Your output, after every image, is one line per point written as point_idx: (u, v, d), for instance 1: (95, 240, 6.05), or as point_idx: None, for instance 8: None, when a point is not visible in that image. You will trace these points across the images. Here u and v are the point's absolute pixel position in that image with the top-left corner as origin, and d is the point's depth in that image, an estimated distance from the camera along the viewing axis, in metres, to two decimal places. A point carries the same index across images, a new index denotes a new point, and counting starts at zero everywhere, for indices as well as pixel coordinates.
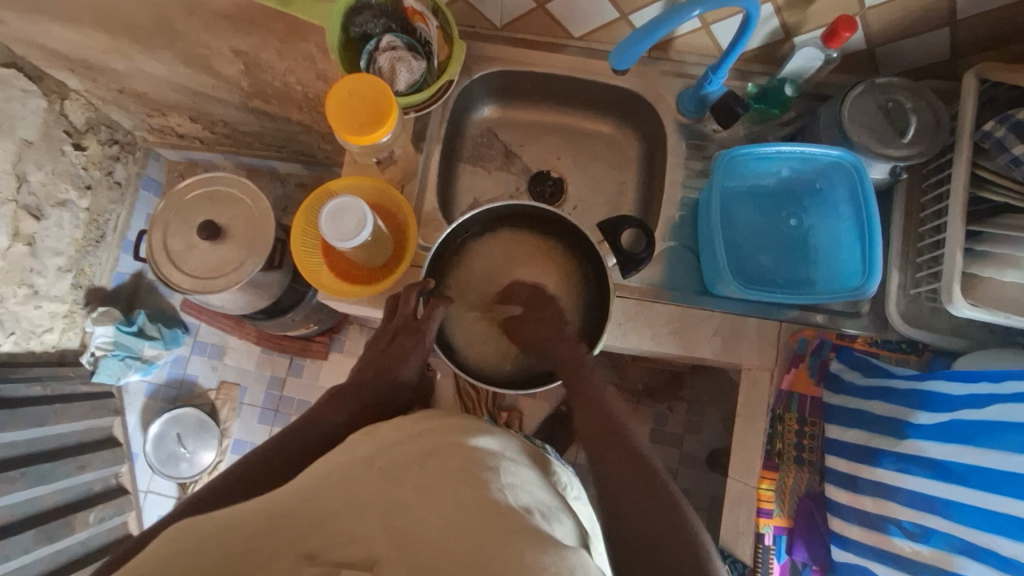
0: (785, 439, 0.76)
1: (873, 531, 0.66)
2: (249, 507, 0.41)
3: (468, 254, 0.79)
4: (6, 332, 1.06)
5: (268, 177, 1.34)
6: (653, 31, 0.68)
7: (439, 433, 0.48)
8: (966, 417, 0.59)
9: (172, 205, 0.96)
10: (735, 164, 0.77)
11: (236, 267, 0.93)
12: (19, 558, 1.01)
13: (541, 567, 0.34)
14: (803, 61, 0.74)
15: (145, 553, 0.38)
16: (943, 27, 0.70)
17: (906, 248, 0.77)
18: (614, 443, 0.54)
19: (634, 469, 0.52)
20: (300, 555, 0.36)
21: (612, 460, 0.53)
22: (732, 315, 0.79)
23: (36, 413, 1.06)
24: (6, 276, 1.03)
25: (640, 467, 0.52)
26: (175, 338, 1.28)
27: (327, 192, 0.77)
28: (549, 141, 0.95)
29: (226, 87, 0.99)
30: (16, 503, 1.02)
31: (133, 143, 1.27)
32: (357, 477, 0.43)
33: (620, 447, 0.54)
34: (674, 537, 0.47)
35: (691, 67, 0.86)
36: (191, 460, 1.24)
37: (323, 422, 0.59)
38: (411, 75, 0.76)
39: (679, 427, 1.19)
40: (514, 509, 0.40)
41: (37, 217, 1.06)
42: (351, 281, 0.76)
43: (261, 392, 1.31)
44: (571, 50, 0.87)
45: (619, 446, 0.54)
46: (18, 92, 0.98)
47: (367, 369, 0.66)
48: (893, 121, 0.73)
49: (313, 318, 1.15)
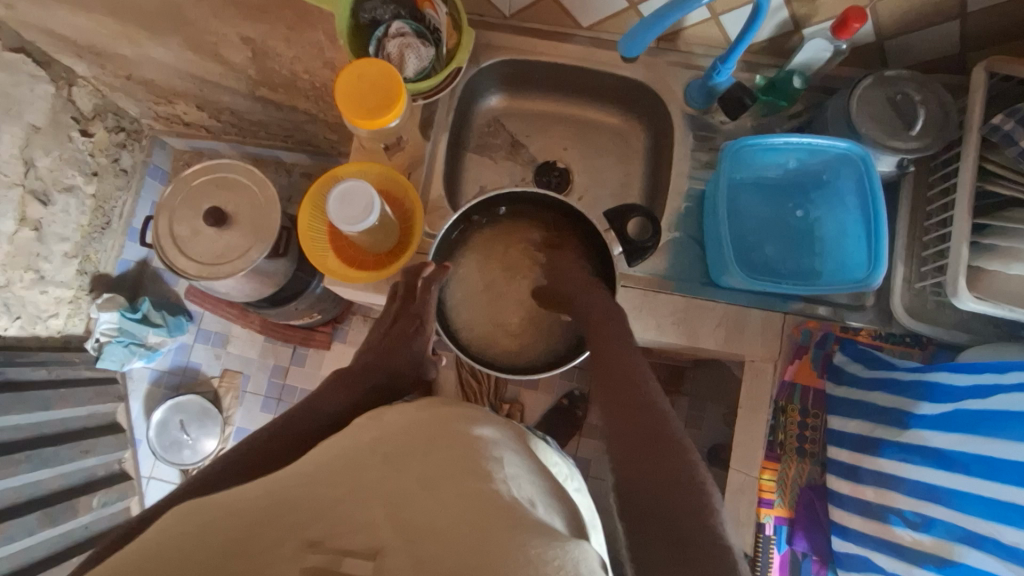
0: (787, 430, 0.76)
1: (874, 521, 0.66)
2: (253, 490, 0.41)
3: (472, 249, 0.80)
4: (12, 316, 1.06)
5: (273, 167, 1.35)
6: (662, 19, 0.68)
7: (444, 422, 0.48)
8: (970, 407, 0.59)
9: (179, 191, 0.97)
10: (742, 155, 0.77)
11: (241, 253, 0.93)
12: (23, 540, 1.02)
13: (543, 560, 0.34)
14: (812, 52, 0.73)
15: (149, 535, 0.38)
16: (954, 20, 0.70)
17: (912, 242, 0.77)
18: (634, 411, 0.53)
19: (656, 440, 0.50)
20: (302, 541, 0.36)
21: (636, 426, 0.51)
22: (735, 306, 0.79)
23: (41, 397, 1.07)
24: (12, 260, 1.03)
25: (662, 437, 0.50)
26: (179, 325, 1.28)
27: (334, 177, 0.78)
28: (555, 132, 0.95)
29: (234, 75, 0.99)
30: (21, 485, 1.02)
31: (139, 131, 1.27)
32: (359, 463, 0.43)
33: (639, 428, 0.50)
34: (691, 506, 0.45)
35: (700, 59, 0.86)
36: (194, 447, 1.24)
37: (328, 406, 0.60)
38: (419, 62, 0.76)
39: (680, 422, 1.19)
40: (514, 502, 0.40)
41: (43, 202, 1.06)
42: (357, 267, 0.77)
43: (263, 381, 1.32)
44: (579, 41, 0.87)
45: (634, 422, 0.52)
46: (26, 77, 0.99)
47: (371, 352, 0.67)
48: (902, 113, 0.73)
49: (316, 307, 1.15)
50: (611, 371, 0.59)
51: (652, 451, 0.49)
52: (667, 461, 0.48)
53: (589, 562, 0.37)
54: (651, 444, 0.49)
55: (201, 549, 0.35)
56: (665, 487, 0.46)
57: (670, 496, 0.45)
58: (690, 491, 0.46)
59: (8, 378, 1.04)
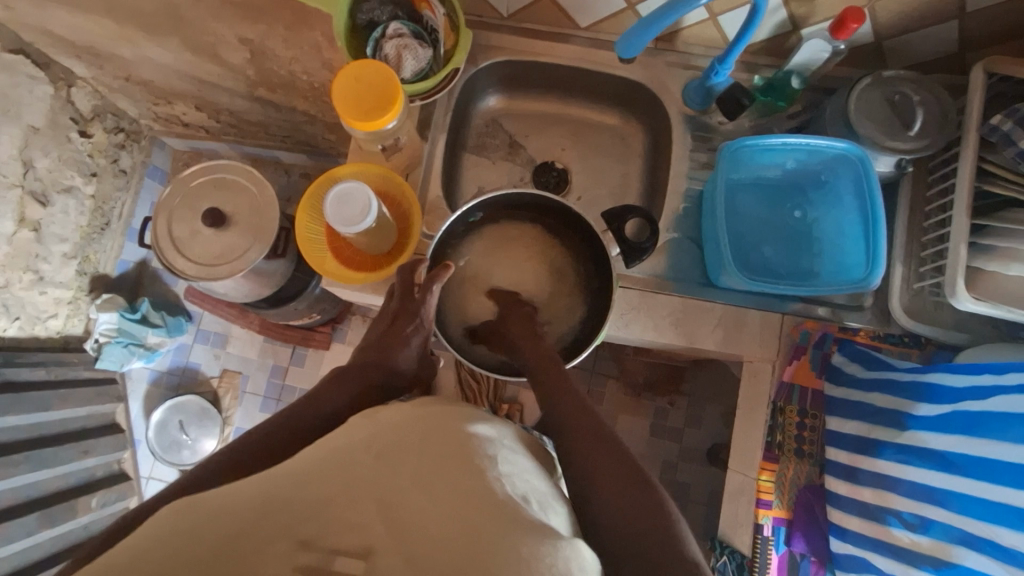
0: (785, 431, 0.76)
1: (872, 522, 0.66)
2: (246, 488, 0.41)
3: (465, 256, 0.80)
4: (11, 317, 1.06)
5: (272, 167, 1.35)
6: (660, 20, 0.68)
7: (439, 420, 0.48)
8: (969, 408, 0.59)
9: (178, 191, 0.97)
10: (740, 156, 0.77)
11: (240, 254, 0.93)
12: (22, 541, 1.02)
13: (536, 560, 0.35)
14: (809, 53, 0.73)
15: (140, 533, 0.38)
16: (952, 20, 0.70)
17: (911, 242, 0.76)
18: (593, 440, 0.55)
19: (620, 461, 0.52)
20: (295, 540, 0.36)
21: (596, 453, 0.53)
22: (734, 307, 0.79)
23: (40, 398, 1.07)
24: (11, 261, 1.03)
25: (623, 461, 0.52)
26: (178, 326, 1.28)
27: (332, 178, 0.78)
28: (554, 132, 0.95)
29: (232, 76, 0.99)
30: (20, 486, 1.02)
31: (138, 131, 1.28)
32: (352, 460, 0.42)
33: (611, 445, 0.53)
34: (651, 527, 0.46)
35: (698, 59, 0.86)
36: (193, 448, 1.24)
37: (325, 404, 0.60)
38: (417, 63, 0.76)
39: (679, 422, 1.19)
40: (508, 499, 0.40)
41: (42, 203, 1.06)
42: (355, 268, 0.77)
43: (263, 381, 1.32)
44: (577, 41, 0.87)
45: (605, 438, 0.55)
46: (25, 78, 0.99)
47: (368, 351, 0.67)
48: (901, 113, 0.72)
49: (315, 307, 1.15)
50: (564, 404, 0.60)
51: (613, 477, 0.50)
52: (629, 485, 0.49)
53: (582, 561, 0.37)
54: (613, 469, 0.51)
55: (192, 547, 0.35)
56: (627, 510, 0.47)
57: (629, 520, 0.46)
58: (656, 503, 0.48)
59: (8, 379, 1.04)
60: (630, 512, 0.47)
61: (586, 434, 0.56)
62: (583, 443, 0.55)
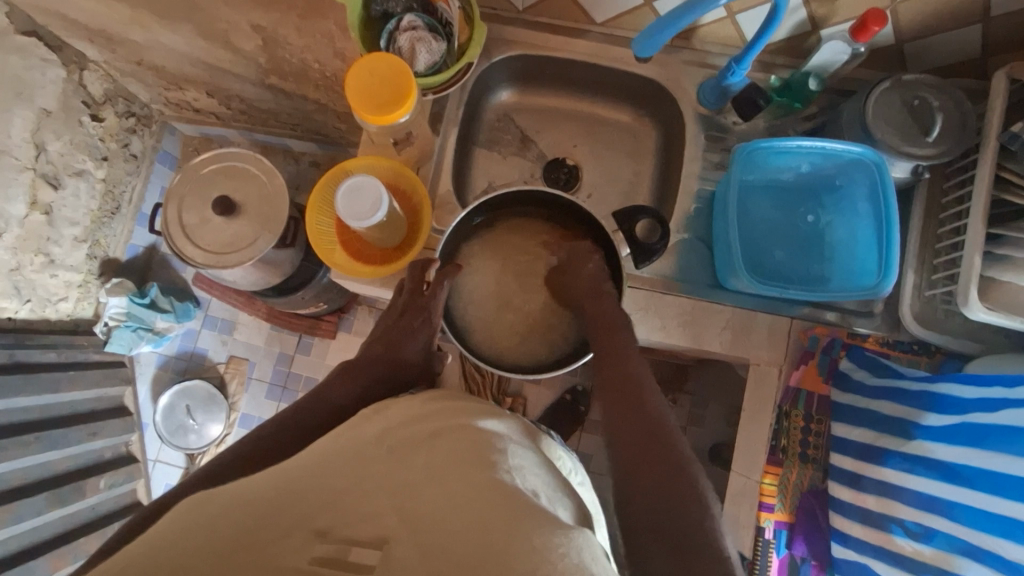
0: (791, 435, 0.76)
1: (874, 529, 0.66)
2: (261, 480, 0.41)
3: (477, 250, 0.79)
4: (22, 299, 1.07)
5: (282, 155, 1.34)
6: (677, 19, 0.67)
7: (452, 413, 0.49)
8: (978, 420, 0.59)
9: (188, 179, 0.97)
10: (753, 157, 0.76)
11: (248, 243, 0.93)
12: (31, 520, 1.03)
13: (549, 549, 0.34)
14: (829, 54, 0.72)
15: (161, 523, 0.38)
16: (976, 23, 0.68)
17: (924, 250, 0.76)
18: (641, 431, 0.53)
19: (652, 444, 0.51)
20: (311, 532, 0.36)
21: (631, 430, 0.53)
22: (743, 310, 0.79)
23: (50, 379, 1.08)
24: (23, 243, 1.04)
25: (660, 457, 0.50)
26: (186, 311, 1.29)
27: (343, 170, 0.78)
28: (565, 128, 0.94)
29: (244, 62, 0.98)
30: (29, 465, 1.04)
31: (149, 116, 1.28)
32: (366, 455, 0.43)
33: (650, 436, 0.52)
34: (691, 524, 0.45)
35: (714, 58, 0.85)
36: (200, 432, 1.26)
37: (333, 399, 0.60)
38: (430, 56, 0.75)
39: (683, 419, 1.20)
40: (518, 492, 0.40)
41: (54, 186, 1.06)
42: (364, 261, 0.77)
43: (269, 367, 1.33)
44: (591, 36, 0.86)
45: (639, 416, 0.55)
46: (38, 60, 0.98)
47: (375, 345, 0.67)
48: (918, 119, 0.71)
49: (323, 296, 1.16)
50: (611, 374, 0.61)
51: (650, 459, 0.50)
52: (669, 479, 0.48)
53: (594, 551, 0.36)
54: (661, 468, 0.49)
55: (216, 537, 0.35)
56: (667, 507, 0.47)
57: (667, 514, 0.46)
58: (692, 498, 0.47)
59: (18, 360, 1.05)
60: (668, 505, 0.47)
61: (633, 434, 0.53)
62: (623, 422, 0.55)
